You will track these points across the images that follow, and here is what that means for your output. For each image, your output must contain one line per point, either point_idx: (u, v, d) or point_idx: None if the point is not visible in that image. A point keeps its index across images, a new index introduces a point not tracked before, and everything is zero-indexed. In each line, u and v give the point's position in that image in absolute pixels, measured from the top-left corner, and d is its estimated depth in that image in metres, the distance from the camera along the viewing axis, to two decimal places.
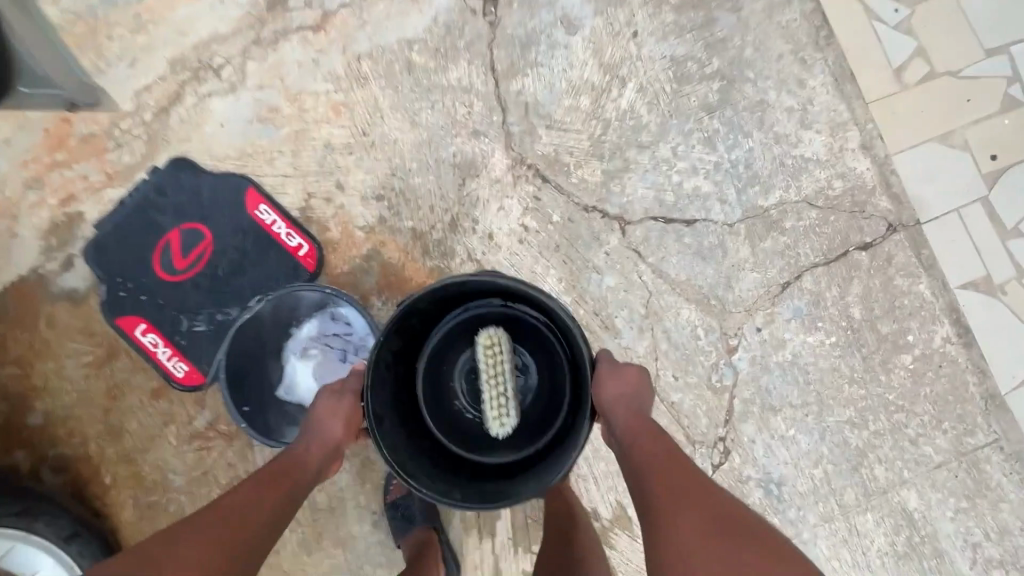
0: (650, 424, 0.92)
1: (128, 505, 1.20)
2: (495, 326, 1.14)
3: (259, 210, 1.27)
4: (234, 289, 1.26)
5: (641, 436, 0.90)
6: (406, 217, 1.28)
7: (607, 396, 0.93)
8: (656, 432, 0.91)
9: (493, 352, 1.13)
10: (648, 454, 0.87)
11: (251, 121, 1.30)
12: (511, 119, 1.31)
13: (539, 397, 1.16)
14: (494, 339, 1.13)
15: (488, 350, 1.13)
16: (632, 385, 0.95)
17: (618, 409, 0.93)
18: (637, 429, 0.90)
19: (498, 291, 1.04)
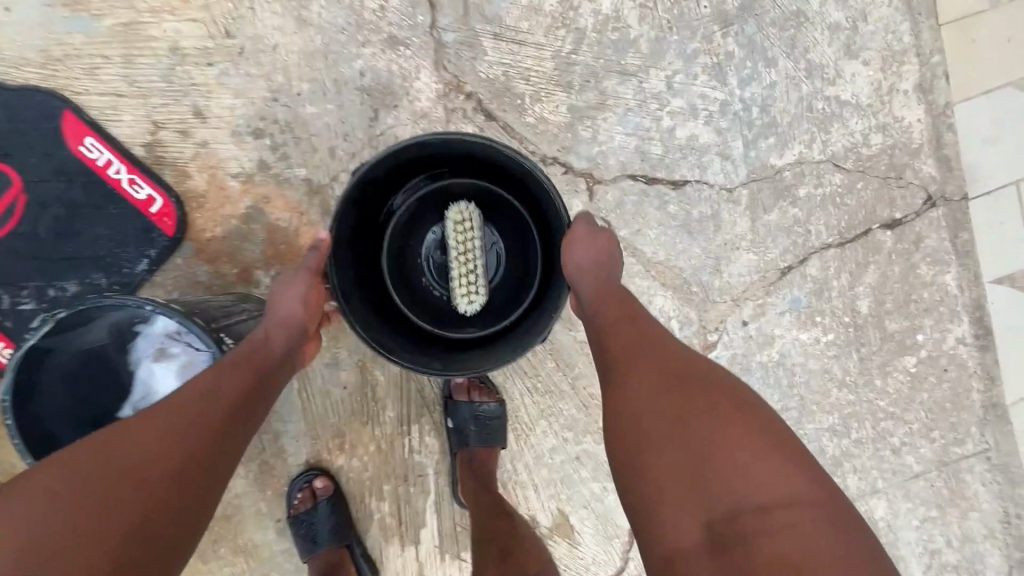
0: (617, 292, 0.74)
1: None
2: (464, 199, 0.90)
3: (85, 145, 0.90)
4: (63, 256, 0.92)
5: (605, 305, 0.72)
6: (298, 163, 0.93)
7: (574, 265, 0.75)
8: (620, 299, 0.73)
9: (464, 225, 0.90)
10: (610, 328, 0.70)
11: (56, 5, 0.89)
12: (445, 21, 0.92)
13: (513, 283, 0.93)
14: (465, 212, 0.89)
15: (461, 221, 0.90)
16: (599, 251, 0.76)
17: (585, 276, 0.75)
18: (603, 301, 0.73)
19: (466, 155, 0.81)
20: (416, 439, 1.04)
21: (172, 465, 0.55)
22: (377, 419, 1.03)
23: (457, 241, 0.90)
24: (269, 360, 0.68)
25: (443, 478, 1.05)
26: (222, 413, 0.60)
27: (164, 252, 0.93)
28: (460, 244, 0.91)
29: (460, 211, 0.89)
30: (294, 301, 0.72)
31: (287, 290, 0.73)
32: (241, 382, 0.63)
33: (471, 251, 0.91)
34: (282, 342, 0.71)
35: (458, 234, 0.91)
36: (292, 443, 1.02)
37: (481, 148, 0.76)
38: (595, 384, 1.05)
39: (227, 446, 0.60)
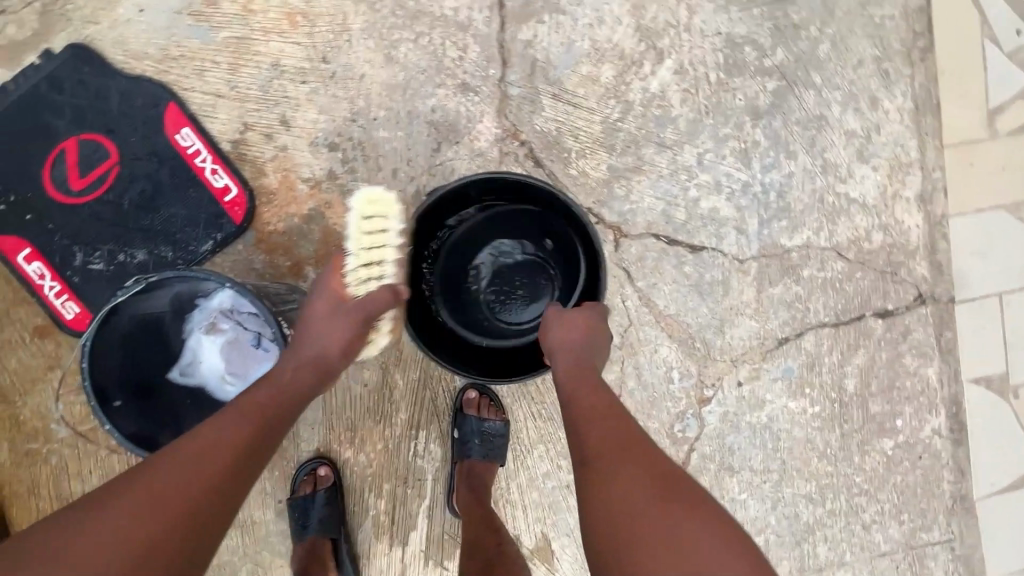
0: (589, 359, 0.81)
1: (4, 448, 1.07)
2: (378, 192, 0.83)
3: (181, 134, 1.02)
4: (142, 228, 1.03)
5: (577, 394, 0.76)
6: (362, 178, 1.04)
7: (553, 339, 0.84)
8: (597, 382, 0.78)
9: (374, 216, 0.82)
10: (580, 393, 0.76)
11: (182, 13, 1.00)
12: (513, 77, 1.04)
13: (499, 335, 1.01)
14: (374, 205, 0.82)
15: (370, 208, 0.82)
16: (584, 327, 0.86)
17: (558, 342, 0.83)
18: (571, 370, 0.79)
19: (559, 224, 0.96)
20: (421, 444, 1.11)
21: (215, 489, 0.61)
22: (389, 420, 1.11)
23: (366, 234, 0.81)
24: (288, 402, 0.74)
25: (439, 486, 1.12)
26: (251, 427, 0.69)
27: (230, 236, 1.04)
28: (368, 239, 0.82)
29: (369, 198, 0.82)
30: (337, 342, 0.79)
31: (324, 324, 0.79)
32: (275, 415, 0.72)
33: (384, 248, 0.83)
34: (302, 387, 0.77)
35: (367, 225, 0.82)
36: (306, 430, 1.10)
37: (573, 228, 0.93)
38: None
39: (254, 454, 0.67)
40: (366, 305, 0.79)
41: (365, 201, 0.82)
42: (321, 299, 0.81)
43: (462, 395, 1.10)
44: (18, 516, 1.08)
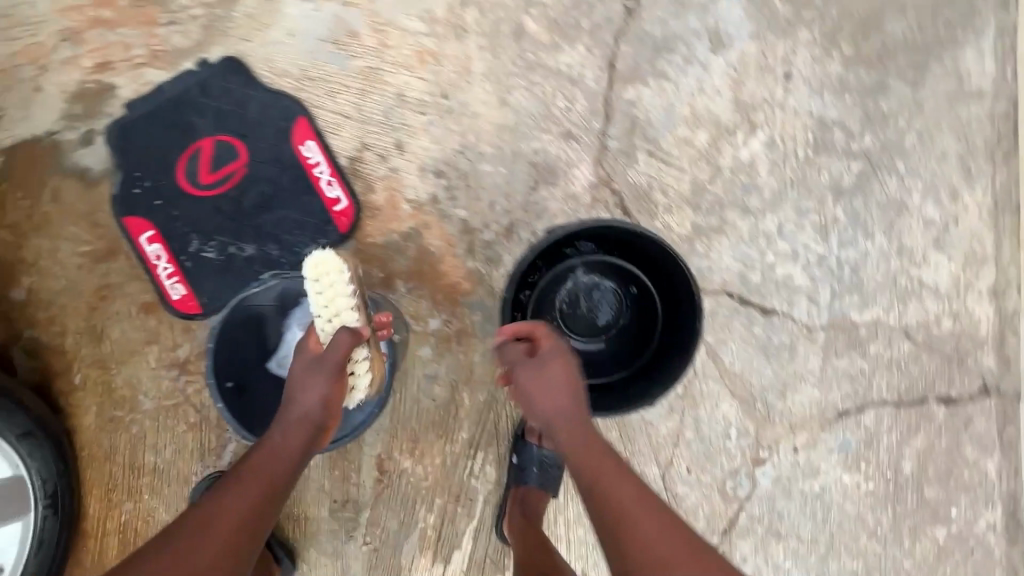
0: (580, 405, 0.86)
1: (91, 412, 1.14)
2: (319, 254, 0.90)
3: (305, 146, 1.12)
4: (255, 225, 1.12)
5: (586, 449, 0.82)
6: (462, 205, 1.12)
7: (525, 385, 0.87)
8: (591, 429, 0.84)
9: (322, 278, 0.90)
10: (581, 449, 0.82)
11: (325, 41, 1.11)
12: (614, 131, 1.11)
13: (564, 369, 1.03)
14: (316, 267, 0.90)
15: (315, 271, 0.90)
16: (564, 374, 0.86)
17: (538, 399, 0.86)
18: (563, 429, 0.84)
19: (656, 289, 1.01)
20: (477, 465, 1.14)
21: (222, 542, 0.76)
22: (450, 437, 1.14)
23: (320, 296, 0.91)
24: (284, 455, 0.85)
25: (489, 509, 1.15)
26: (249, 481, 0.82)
27: (333, 243, 1.12)
28: (322, 300, 0.91)
29: (316, 261, 0.90)
30: (315, 394, 0.86)
31: (303, 384, 0.87)
32: (272, 468, 0.84)
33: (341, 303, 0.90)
34: (295, 442, 0.86)
35: (318, 287, 0.91)
36: (370, 435, 1.14)
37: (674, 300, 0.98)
38: (649, 465, 1.14)
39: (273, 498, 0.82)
40: (332, 357, 0.86)
41: (308, 268, 0.91)
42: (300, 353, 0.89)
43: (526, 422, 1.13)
44: (92, 478, 1.14)
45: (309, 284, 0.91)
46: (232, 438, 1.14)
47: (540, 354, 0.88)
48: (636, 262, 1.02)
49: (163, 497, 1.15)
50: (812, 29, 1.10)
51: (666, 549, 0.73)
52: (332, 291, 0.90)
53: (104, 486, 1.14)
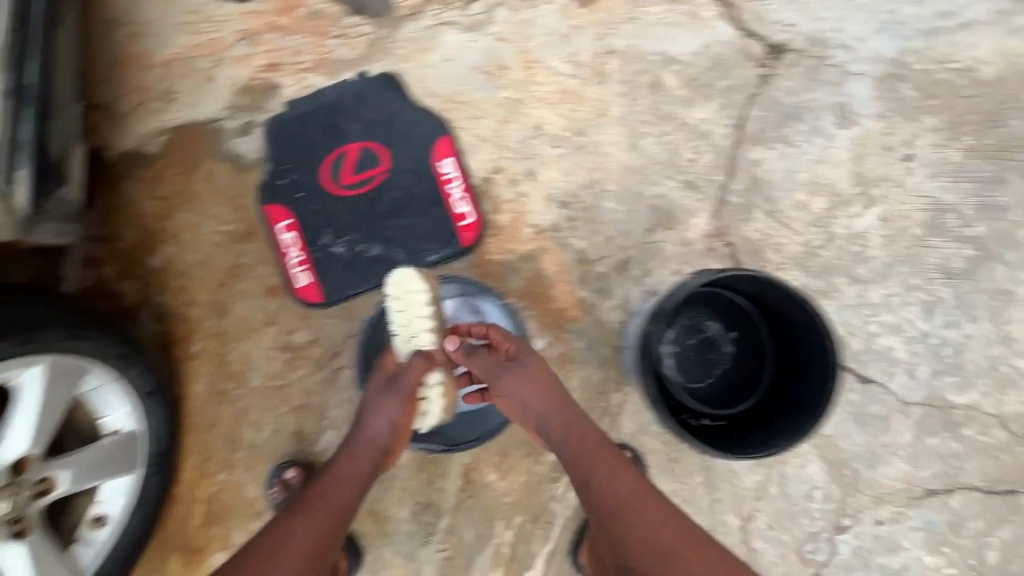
0: (565, 412, 0.99)
1: (202, 380, 1.20)
2: (400, 274, 0.97)
3: (443, 162, 1.19)
4: (385, 228, 1.19)
5: (577, 446, 0.96)
6: (581, 236, 1.18)
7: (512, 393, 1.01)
8: (580, 433, 0.97)
9: (401, 297, 0.98)
10: (571, 451, 0.96)
11: (476, 69, 1.20)
12: (735, 187, 1.17)
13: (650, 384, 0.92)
14: (397, 287, 0.97)
15: (396, 290, 0.98)
16: (541, 375, 1.01)
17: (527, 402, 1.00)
18: (555, 431, 0.98)
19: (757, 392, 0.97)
20: (561, 489, 1.16)
21: (300, 557, 0.85)
22: (538, 457, 1.17)
23: (400, 314, 0.99)
24: (351, 478, 0.96)
25: (565, 535, 1.16)
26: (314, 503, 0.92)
27: (455, 255, 1.18)
28: (402, 317, 0.99)
29: (395, 279, 0.98)
30: (386, 419, 0.98)
31: (372, 403, 1.00)
32: (337, 495, 0.94)
33: (418, 322, 0.98)
34: (362, 464, 0.98)
35: (398, 306, 0.99)
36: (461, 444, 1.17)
37: (774, 406, 0.93)
38: (729, 515, 1.15)
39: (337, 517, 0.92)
40: (403, 381, 0.98)
41: (388, 285, 0.98)
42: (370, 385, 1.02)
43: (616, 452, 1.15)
44: (191, 444, 1.19)
45: (389, 302, 0.99)
46: (329, 426, 1.19)
47: (513, 359, 1.02)
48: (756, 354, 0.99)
49: (254, 473, 1.19)
50: (936, 117, 1.16)
51: (664, 539, 0.84)
52: (412, 309, 0.98)
53: (201, 454, 1.19)
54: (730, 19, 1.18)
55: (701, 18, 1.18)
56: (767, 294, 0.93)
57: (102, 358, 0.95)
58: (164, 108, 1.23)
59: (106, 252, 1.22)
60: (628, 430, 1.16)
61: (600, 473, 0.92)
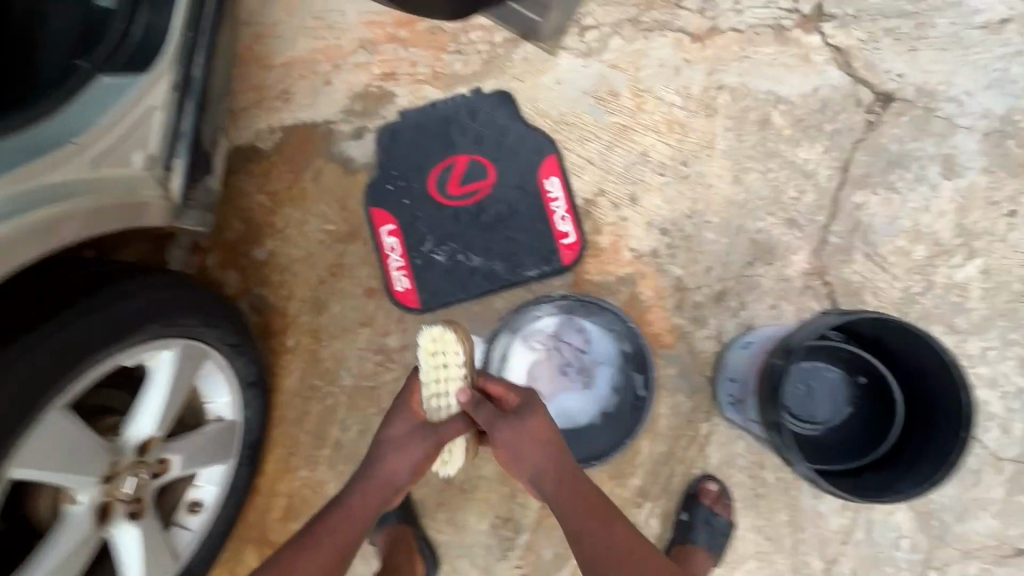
0: (557, 461, 0.84)
1: (293, 375, 1.21)
2: (440, 324, 0.91)
3: (549, 180, 1.22)
4: (486, 241, 1.21)
5: (563, 497, 0.82)
6: (679, 264, 1.19)
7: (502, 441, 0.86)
8: (571, 479, 0.83)
9: (436, 351, 0.90)
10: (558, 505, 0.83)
11: (587, 94, 1.23)
12: (836, 229, 1.18)
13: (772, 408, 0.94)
14: (434, 338, 0.90)
15: (432, 343, 0.91)
16: (535, 424, 0.84)
17: (523, 458, 0.84)
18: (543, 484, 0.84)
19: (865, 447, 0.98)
20: (643, 515, 1.16)
21: None
22: (622, 481, 1.16)
23: (433, 367, 0.90)
24: (359, 517, 0.84)
25: None
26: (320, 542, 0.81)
27: (553, 272, 1.20)
28: (434, 372, 0.90)
29: (431, 335, 0.91)
30: (410, 461, 0.87)
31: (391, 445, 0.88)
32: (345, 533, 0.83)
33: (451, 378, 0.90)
34: (370, 503, 0.86)
35: (432, 360, 0.91)
36: None
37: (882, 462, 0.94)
38: (812, 556, 1.14)
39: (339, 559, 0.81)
40: (442, 432, 0.87)
41: (423, 337, 0.92)
42: (394, 424, 0.90)
43: (702, 482, 1.14)
44: (277, 438, 1.20)
45: (421, 356, 0.90)
46: None
47: (518, 409, 0.86)
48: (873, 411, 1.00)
49: (337, 472, 1.19)
50: None
51: None
52: (447, 365, 0.90)
53: (286, 448, 1.20)
54: (841, 64, 1.20)
55: (812, 61, 1.21)
56: (890, 339, 0.95)
57: (217, 346, 0.96)
58: (280, 106, 1.27)
59: (212, 241, 1.25)
60: (715, 461, 1.16)
61: (588, 530, 0.80)
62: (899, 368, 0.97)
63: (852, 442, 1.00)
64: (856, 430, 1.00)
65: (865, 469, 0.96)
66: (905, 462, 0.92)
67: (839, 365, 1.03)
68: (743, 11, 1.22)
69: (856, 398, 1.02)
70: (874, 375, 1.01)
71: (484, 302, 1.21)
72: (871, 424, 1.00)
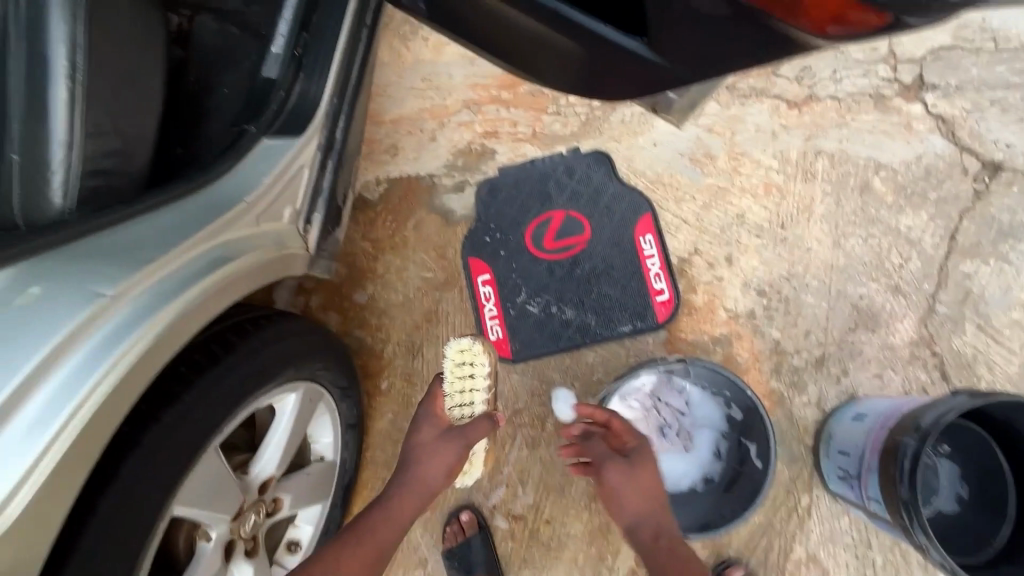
0: (654, 498, 0.91)
1: (386, 417, 1.24)
2: (468, 337, 1.00)
3: (644, 238, 1.24)
4: (581, 295, 1.24)
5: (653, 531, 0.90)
6: (777, 326, 1.18)
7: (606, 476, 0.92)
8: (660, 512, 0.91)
9: (465, 362, 0.99)
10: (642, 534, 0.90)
11: (683, 155, 1.26)
12: (944, 298, 1.15)
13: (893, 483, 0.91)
14: (462, 351, 0.98)
15: (460, 355, 0.98)
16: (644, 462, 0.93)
17: (630, 499, 0.91)
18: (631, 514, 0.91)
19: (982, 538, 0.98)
20: None
21: None
22: (717, 550, 1.12)
23: (458, 379, 0.98)
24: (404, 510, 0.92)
25: None
26: (362, 541, 0.87)
27: (647, 328, 1.21)
28: (457, 382, 0.98)
29: (459, 347, 0.99)
30: (443, 464, 0.93)
31: (425, 448, 0.94)
32: (386, 528, 0.90)
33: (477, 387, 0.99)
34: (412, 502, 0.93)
35: (456, 369, 0.99)
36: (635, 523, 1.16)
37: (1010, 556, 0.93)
38: None
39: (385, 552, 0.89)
40: (468, 432, 0.93)
41: (445, 345, 1.00)
42: (423, 429, 0.96)
43: (725, 567, 1.10)
44: (368, 480, 1.22)
45: (445, 364, 0.99)
46: (502, 482, 1.19)
47: (630, 453, 0.94)
48: (984, 499, 1.00)
49: (424, 518, 1.20)
50: None
51: None
52: (472, 374, 0.99)
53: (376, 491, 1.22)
54: (945, 133, 1.20)
55: (914, 129, 1.21)
56: (1013, 426, 0.96)
57: (330, 389, 1.01)
58: (386, 159, 1.34)
59: (316, 283, 1.31)
60: (816, 537, 1.10)
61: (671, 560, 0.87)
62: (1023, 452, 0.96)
63: (977, 526, 0.99)
64: (973, 517, 1.00)
65: (994, 561, 0.94)
66: None
67: (953, 448, 1.03)
68: (843, 79, 1.23)
69: (977, 481, 1.01)
70: (1000, 458, 0.99)
71: (576, 356, 1.22)
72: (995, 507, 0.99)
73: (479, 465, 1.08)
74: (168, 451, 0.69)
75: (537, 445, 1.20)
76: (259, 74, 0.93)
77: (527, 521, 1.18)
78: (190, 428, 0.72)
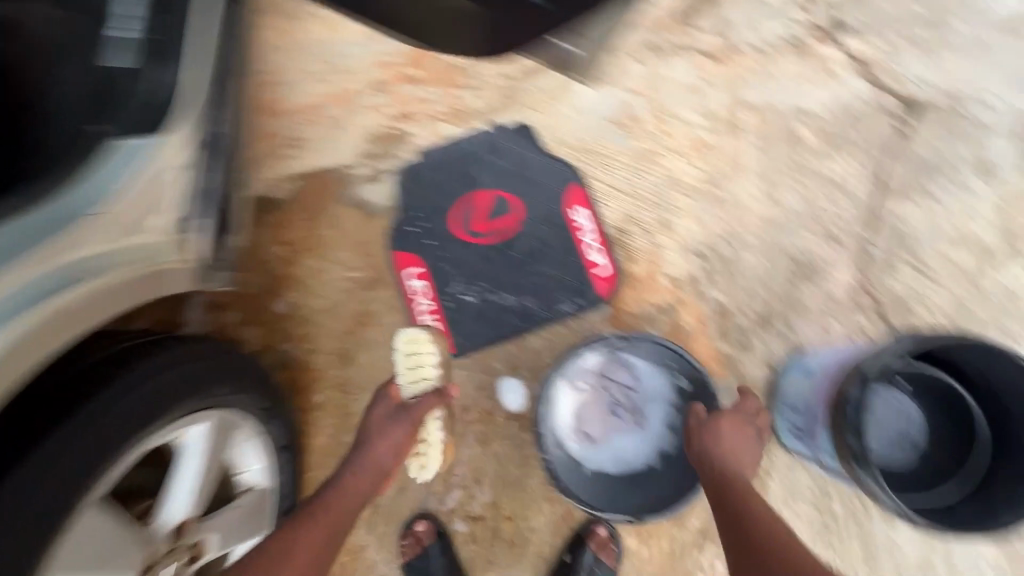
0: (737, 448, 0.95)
1: (326, 431, 1.16)
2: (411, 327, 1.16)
3: (577, 211, 1.18)
4: (518, 278, 1.17)
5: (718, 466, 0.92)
6: (718, 288, 1.15)
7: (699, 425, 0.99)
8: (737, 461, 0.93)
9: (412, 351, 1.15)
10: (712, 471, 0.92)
11: (608, 121, 1.20)
12: (877, 241, 1.15)
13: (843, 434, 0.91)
14: (408, 340, 1.15)
15: (407, 345, 1.15)
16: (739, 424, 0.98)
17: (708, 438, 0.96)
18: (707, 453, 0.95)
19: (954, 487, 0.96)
20: (707, 558, 1.09)
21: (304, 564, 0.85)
22: (681, 522, 1.09)
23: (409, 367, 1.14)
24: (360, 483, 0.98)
25: None
26: (319, 514, 0.91)
27: (589, 305, 1.15)
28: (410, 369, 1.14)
29: (406, 338, 1.16)
30: (394, 438, 1.03)
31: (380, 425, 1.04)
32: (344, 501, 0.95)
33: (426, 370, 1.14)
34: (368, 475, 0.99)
35: (407, 359, 1.15)
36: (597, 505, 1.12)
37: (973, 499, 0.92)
38: None
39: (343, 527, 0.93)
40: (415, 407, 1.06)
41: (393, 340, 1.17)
42: (380, 407, 1.07)
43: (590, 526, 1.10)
44: None
45: (395, 355, 1.16)
46: (457, 485, 1.13)
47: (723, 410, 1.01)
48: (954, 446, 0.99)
49: (378, 533, 1.13)
50: None
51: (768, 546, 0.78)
52: (422, 359, 1.15)
53: None
54: (863, 74, 1.18)
55: (833, 72, 1.18)
56: (973, 370, 0.94)
57: (249, 414, 0.90)
58: (291, 153, 1.21)
59: (229, 297, 1.19)
60: (777, 495, 1.09)
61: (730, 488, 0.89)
62: (987, 396, 0.95)
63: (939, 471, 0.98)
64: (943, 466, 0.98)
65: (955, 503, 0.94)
66: (987, 495, 0.91)
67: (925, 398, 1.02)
68: (762, 27, 1.19)
69: (938, 425, 1.01)
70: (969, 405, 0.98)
71: (520, 343, 1.16)
72: (956, 450, 0.98)
73: (435, 458, 1.11)
74: (36, 496, 0.60)
75: (489, 441, 1.13)
76: (95, 64, 0.79)
77: (486, 521, 1.12)
78: (65, 467, 0.63)
